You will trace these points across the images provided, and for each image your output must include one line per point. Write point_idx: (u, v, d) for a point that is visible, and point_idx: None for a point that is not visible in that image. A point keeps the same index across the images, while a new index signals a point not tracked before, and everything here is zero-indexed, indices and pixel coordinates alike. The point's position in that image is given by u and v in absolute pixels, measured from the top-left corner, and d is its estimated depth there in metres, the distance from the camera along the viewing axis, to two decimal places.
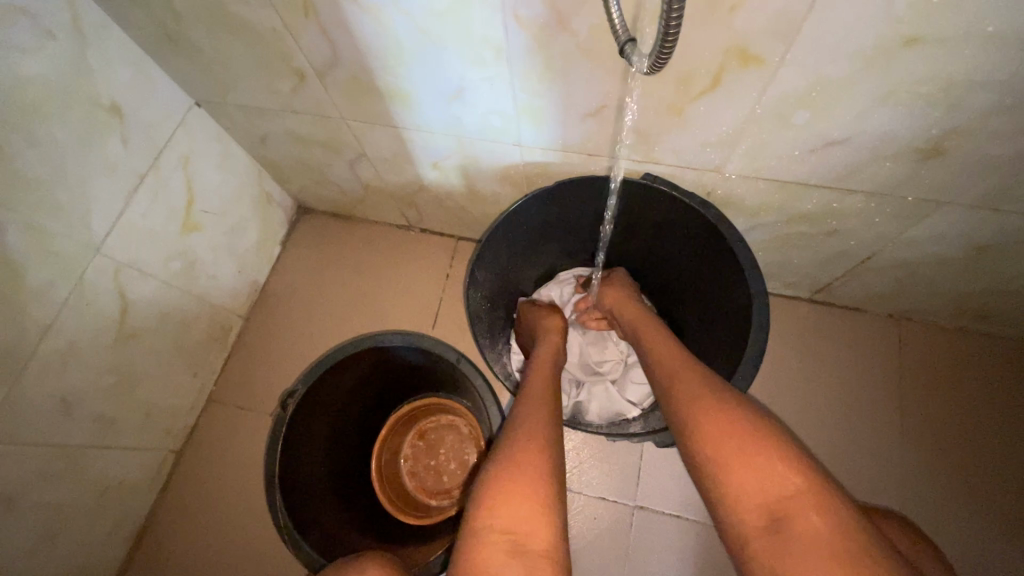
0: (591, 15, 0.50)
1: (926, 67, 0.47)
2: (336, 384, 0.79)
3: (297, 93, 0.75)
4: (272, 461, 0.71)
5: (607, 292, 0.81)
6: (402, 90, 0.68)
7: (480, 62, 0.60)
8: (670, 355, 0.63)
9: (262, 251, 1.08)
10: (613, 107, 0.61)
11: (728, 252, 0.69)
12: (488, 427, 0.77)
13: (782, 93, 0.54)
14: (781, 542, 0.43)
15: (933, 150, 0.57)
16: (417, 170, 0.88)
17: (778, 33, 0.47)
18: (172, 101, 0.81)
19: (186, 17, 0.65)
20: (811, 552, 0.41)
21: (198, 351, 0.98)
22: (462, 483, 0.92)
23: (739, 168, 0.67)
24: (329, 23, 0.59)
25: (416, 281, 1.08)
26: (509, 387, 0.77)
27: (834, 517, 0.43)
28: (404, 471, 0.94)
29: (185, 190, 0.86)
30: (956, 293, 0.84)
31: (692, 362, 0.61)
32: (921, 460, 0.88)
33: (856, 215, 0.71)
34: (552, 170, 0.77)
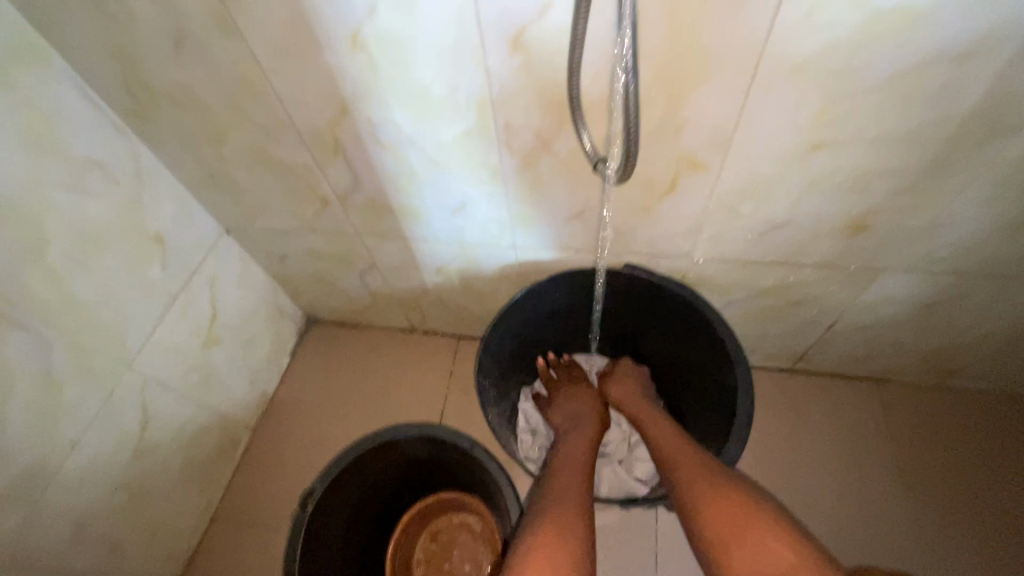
0: (568, 141, 0.63)
1: (834, 164, 0.60)
2: (353, 481, 0.81)
3: (320, 216, 0.87)
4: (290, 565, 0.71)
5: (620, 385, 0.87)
6: (412, 209, 0.80)
7: (480, 183, 0.72)
8: (671, 439, 0.71)
9: (273, 362, 1.13)
10: (592, 210, 0.73)
11: (706, 326, 0.77)
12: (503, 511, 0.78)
13: (727, 190, 0.66)
14: None
15: (859, 227, 0.68)
16: (422, 276, 0.98)
17: (716, 145, 0.60)
18: (206, 230, 0.92)
19: (231, 161, 0.78)
20: None
21: (206, 466, 0.99)
22: None
23: (705, 253, 0.78)
24: (355, 159, 0.73)
25: (421, 380, 1.13)
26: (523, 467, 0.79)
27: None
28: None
29: (210, 308, 0.93)
30: (920, 351, 0.92)
31: (694, 445, 0.68)
32: (928, 521, 0.90)
33: (812, 286, 0.81)
34: (545, 266, 0.87)
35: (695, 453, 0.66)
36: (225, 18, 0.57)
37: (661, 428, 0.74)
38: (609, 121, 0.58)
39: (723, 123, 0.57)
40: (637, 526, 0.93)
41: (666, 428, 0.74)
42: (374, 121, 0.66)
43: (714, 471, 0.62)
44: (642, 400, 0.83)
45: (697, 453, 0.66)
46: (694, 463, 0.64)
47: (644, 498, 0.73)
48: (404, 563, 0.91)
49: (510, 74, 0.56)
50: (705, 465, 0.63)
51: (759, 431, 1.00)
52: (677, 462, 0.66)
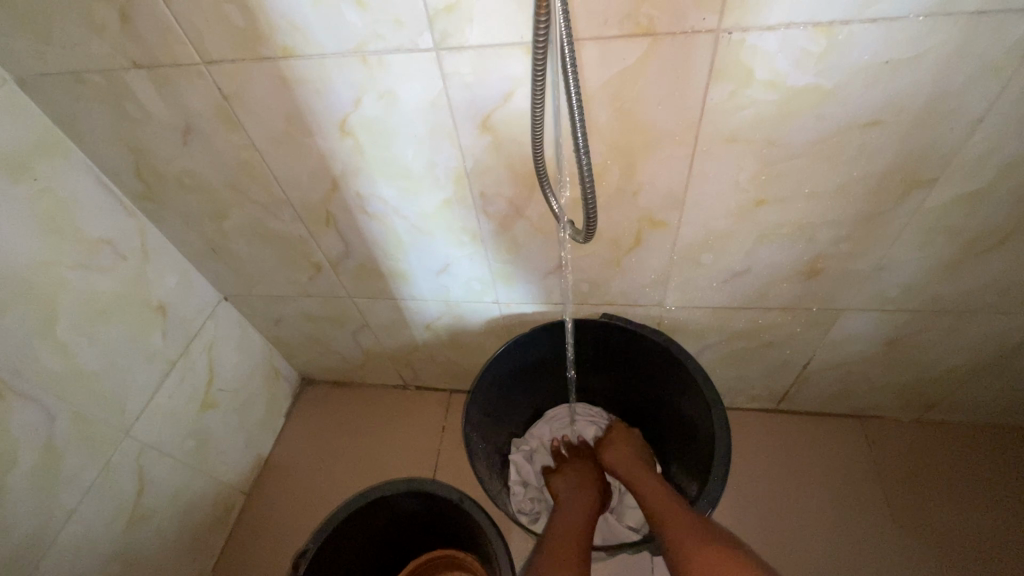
0: (538, 205, 0.69)
1: (779, 218, 0.67)
2: (345, 542, 0.81)
3: (314, 281, 0.92)
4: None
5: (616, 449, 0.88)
6: (400, 271, 0.86)
7: (461, 245, 0.78)
8: (660, 497, 0.71)
9: (268, 424, 1.15)
10: (566, 265, 0.78)
11: (681, 369, 0.81)
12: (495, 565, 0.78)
13: (687, 243, 0.72)
14: None
15: (812, 271, 0.74)
16: (412, 333, 1.02)
17: (671, 206, 0.67)
18: (206, 298, 0.96)
19: (231, 234, 0.84)
20: None
21: (200, 533, 0.98)
22: None
23: (675, 300, 0.83)
24: (345, 228, 0.79)
25: (414, 436, 1.15)
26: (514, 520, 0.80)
27: None
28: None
29: (206, 372, 0.97)
30: (894, 386, 0.96)
31: (678, 500, 0.70)
32: (921, 555, 0.90)
33: (780, 328, 0.86)
34: (528, 319, 0.92)
35: (683, 511, 0.68)
36: (229, 113, 0.65)
37: (650, 485, 0.76)
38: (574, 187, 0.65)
39: (674, 186, 0.64)
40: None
41: (656, 486, 0.75)
42: (362, 195, 0.73)
43: (699, 525, 0.64)
44: (634, 459, 0.84)
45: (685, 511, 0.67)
46: (682, 521, 0.65)
47: (629, 542, 0.74)
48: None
49: (482, 151, 0.63)
50: (693, 523, 0.65)
51: (748, 474, 1.02)
52: (666, 520, 0.67)
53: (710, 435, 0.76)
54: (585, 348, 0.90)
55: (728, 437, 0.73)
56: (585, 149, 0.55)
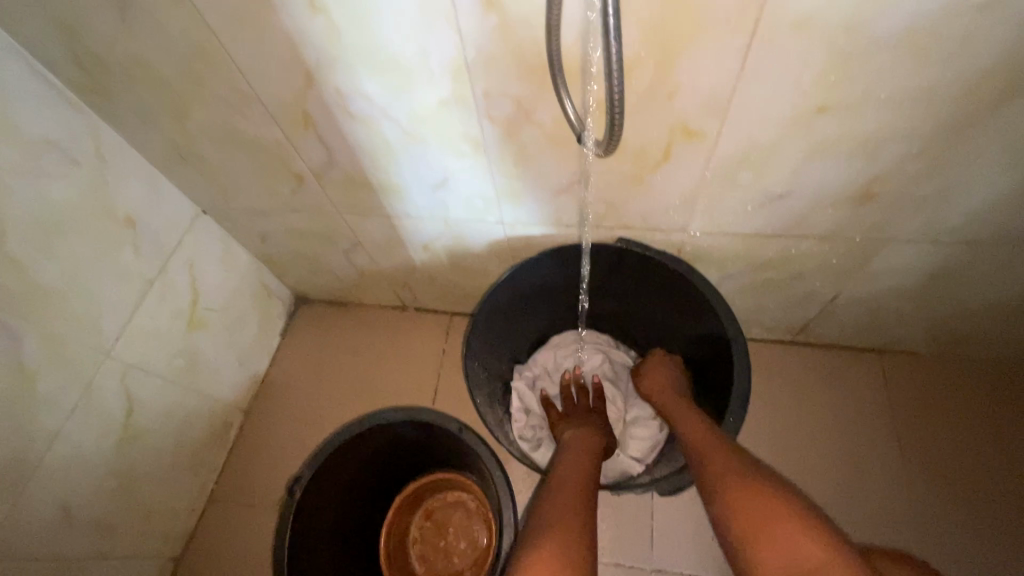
0: (552, 110, 0.58)
1: (838, 130, 0.56)
2: (342, 466, 0.80)
3: (297, 194, 0.82)
4: (279, 548, 0.71)
5: (651, 379, 0.82)
6: (392, 185, 0.76)
7: (461, 155, 0.68)
8: (696, 431, 0.67)
9: (263, 343, 1.12)
10: (581, 183, 0.69)
11: (701, 301, 0.74)
12: (495, 493, 0.77)
13: (723, 159, 0.62)
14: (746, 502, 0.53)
15: (865, 196, 0.64)
16: (409, 253, 0.95)
17: (711, 112, 0.56)
18: (180, 210, 0.88)
19: (198, 138, 0.74)
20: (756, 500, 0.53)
21: (199, 448, 0.98)
22: (473, 563, 0.91)
23: (701, 226, 0.74)
24: (326, 132, 0.68)
25: (414, 358, 1.12)
26: (515, 453, 0.78)
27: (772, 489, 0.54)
28: (414, 556, 0.92)
29: (190, 291, 0.91)
30: (925, 321, 0.89)
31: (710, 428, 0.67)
32: (924, 490, 0.89)
33: (814, 259, 0.78)
34: (534, 242, 0.84)
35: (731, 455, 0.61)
36: None
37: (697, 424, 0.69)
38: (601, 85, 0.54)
39: (717, 87, 0.53)
40: (633, 503, 0.92)
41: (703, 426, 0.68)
42: (344, 92, 0.61)
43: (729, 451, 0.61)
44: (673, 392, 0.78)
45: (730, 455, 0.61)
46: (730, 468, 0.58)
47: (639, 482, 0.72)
48: (399, 542, 0.92)
49: (485, 37, 0.51)
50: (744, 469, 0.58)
51: (757, 406, 0.99)
52: (704, 456, 0.62)
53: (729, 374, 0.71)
54: (597, 274, 0.83)
55: (747, 379, 0.68)
56: (616, 33, 0.43)
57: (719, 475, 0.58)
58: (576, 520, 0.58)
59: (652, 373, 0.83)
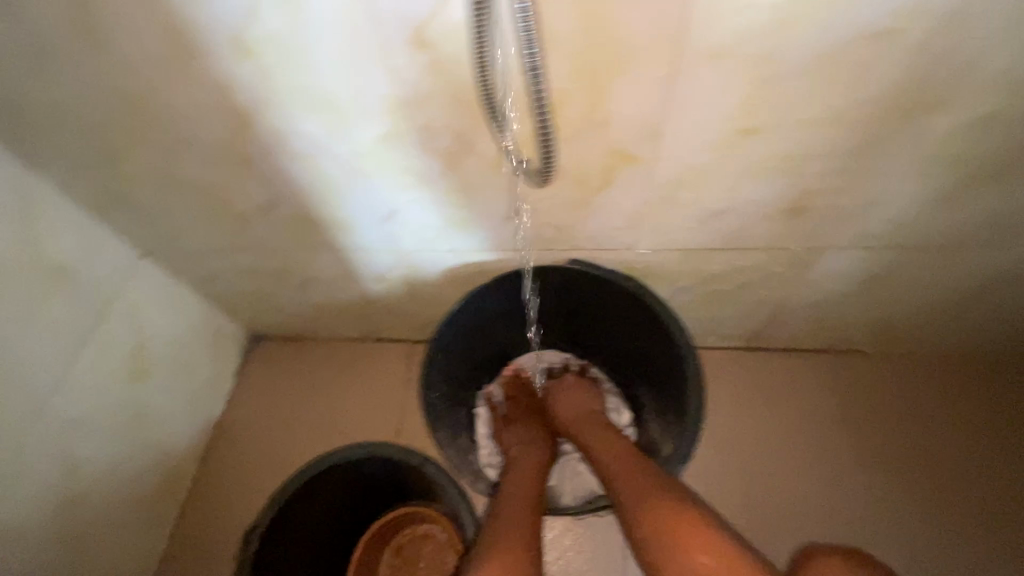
0: (493, 141, 0.59)
1: (765, 149, 0.58)
2: (302, 509, 0.78)
3: (243, 233, 0.81)
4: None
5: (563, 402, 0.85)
6: (340, 220, 0.75)
7: (406, 188, 0.68)
8: (615, 451, 0.71)
9: (216, 386, 1.07)
10: (529, 209, 0.70)
11: (654, 318, 0.76)
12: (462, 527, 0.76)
13: (662, 181, 0.64)
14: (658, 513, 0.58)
15: (797, 209, 0.67)
16: (364, 285, 0.93)
17: (646, 138, 0.58)
18: (119, 255, 0.84)
19: (133, 181, 0.71)
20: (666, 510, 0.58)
21: (150, 504, 0.93)
22: None
23: (649, 244, 0.76)
24: (267, 171, 0.67)
25: (377, 391, 1.09)
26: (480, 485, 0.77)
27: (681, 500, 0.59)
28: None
29: (133, 339, 0.87)
30: (866, 321, 0.93)
31: (627, 448, 0.71)
32: (876, 483, 0.93)
33: (758, 269, 0.81)
34: (489, 268, 0.84)
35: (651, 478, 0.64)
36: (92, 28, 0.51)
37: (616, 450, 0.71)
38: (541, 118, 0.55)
39: (648, 115, 0.55)
40: (605, 522, 0.92)
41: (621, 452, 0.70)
42: (282, 131, 0.60)
43: (644, 468, 0.66)
44: (584, 413, 0.82)
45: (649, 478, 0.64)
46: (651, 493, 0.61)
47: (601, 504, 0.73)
48: None
49: (421, 76, 0.52)
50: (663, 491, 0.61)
51: (718, 414, 1.01)
52: (622, 474, 0.66)
53: (684, 389, 0.73)
54: (553, 297, 0.84)
55: (701, 393, 0.70)
56: None
57: (635, 490, 0.62)
58: (518, 546, 0.58)
59: (565, 397, 0.85)
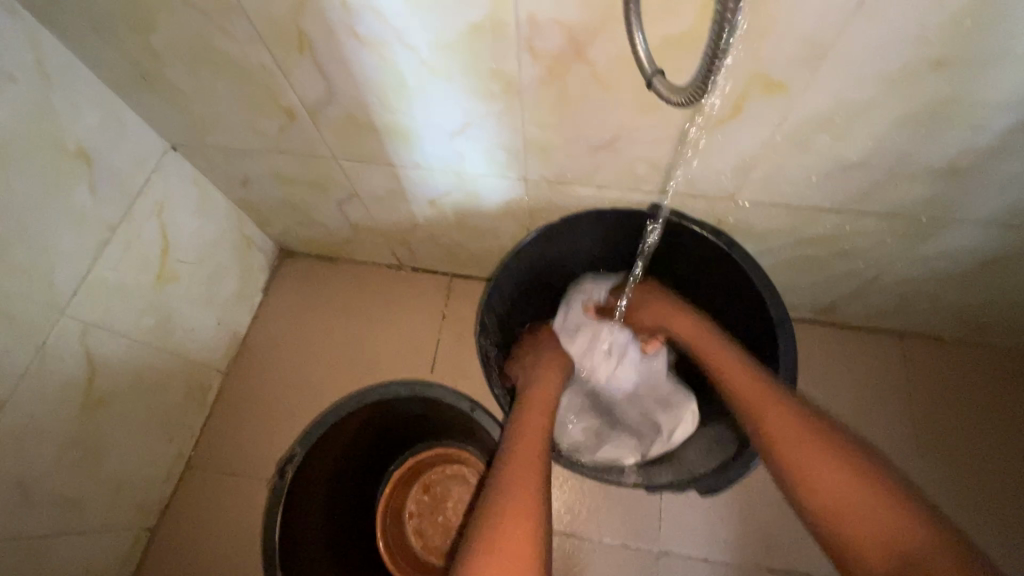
0: (610, 44, 0.48)
1: (949, 89, 0.47)
2: (337, 441, 0.74)
3: (286, 133, 0.70)
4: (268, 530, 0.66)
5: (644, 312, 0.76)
6: (401, 128, 0.65)
7: (487, 97, 0.57)
8: (750, 391, 0.59)
9: (243, 299, 1.01)
10: (625, 138, 0.59)
11: (742, 278, 0.67)
12: None
13: (800, 118, 0.53)
14: (843, 487, 0.49)
15: (950, 170, 0.56)
16: (412, 208, 0.84)
17: (804, 60, 0.46)
18: (146, 145, 0.75)
19: (166, 56, 0.61)
20: (843, 481, 0.50)
21: (175, 413, 0.90)
22: None
23: (751, 195, 0.65)
24: (324, 58, 0.56)
25: (412, 321, 1.04)
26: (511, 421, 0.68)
27: (858, 465, 0.51)
28: (409, 530, 0.88)
29: (159, 241, 0.79)
30: (960, 307, 0.84)
31: (769, 385, 0.59)
32: (936, 477, 0.88)
33: (865, 237, 0.71)
34: (558, 203, 0.74)
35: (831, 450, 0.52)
36: None
37: (756, 391, 0.59)
38: (691, 16, 0.43)
39: (817, 27, 0.43)
40: None
41: (766, 396, 0.58)
42: (350, 6, 0.49)
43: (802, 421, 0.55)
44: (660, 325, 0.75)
45: (830, 447, 0.52)
46: (831, 477, 0.50)
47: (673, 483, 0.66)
48: (396, 519, 0.87)
49: None
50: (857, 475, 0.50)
51: None
52: (774, 429, 0.56)
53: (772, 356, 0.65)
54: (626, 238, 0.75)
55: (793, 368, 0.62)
56: None
57: (802, 456, 0.53)
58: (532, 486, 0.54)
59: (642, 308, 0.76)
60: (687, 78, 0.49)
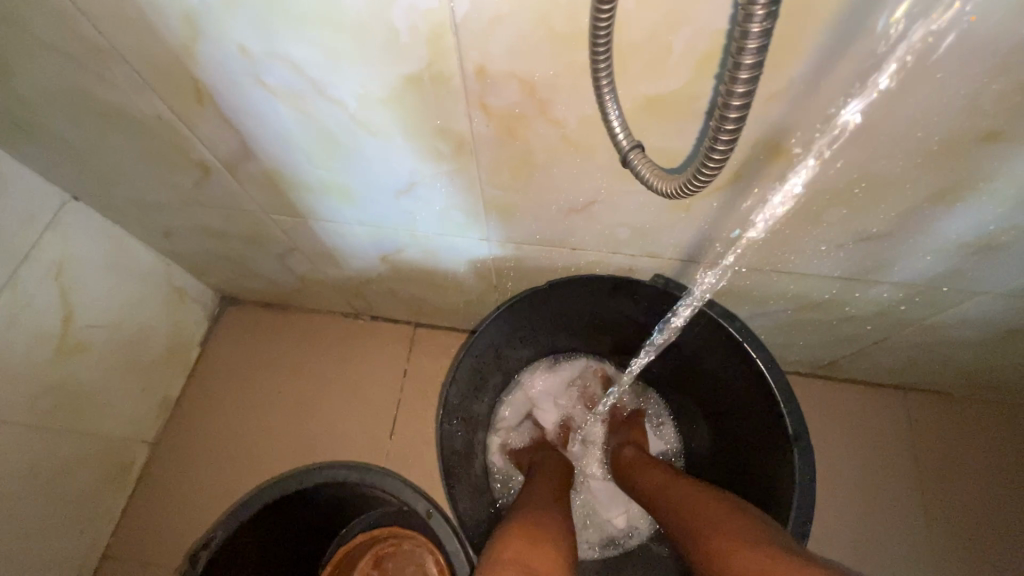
0: (581, 104, 0.38)
1: (997, 163, 0.38)
2: (269, 521, 0.64)
3: (202, 186, 0.59)
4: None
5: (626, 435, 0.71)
6: (334, 184, 0.54)
7: (433, 157, 0.47)
8: (672, 487, 0.55)
9: (175, 357, 0.89)
10: (603, 203, 0.50)
11: (755, 378, 0.56)
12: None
13: (813, 187, 0.43)
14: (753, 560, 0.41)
15: (985, 244, 0.48)
16: (362, 263, 0.74)
17: (823, 129, 0.37)
18: (36, 199, 0.63)
19: (38, 103, 0.49)
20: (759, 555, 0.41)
21: (87, 498, 0.77)
22: None
23: (749, 262, 0.56)
24: (229, 109, 0.45)
25: (369, 378, 0.92)
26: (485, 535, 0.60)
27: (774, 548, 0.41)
28: None
29: (59, 309, 0.67)
30: (974, 369, 0.76)
31: (695, 489, 0.53)
32: (948, 551, 0.80)
33: (875, 304, 0.62)
34: (527, 265, 0.65)
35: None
36: None
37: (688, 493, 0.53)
38: (683, 78, 0.34)
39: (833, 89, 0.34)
40: None
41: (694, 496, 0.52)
42: (251, 53, 0.38)
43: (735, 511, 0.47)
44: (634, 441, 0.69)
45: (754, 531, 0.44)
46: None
47: None
48: None
49: None
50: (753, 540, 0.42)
51: None
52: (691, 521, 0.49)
53: (784, 481, 0.53)
54: (621, 309, 0.63)
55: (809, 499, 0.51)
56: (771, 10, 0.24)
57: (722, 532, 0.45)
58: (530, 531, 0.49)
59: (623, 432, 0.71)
60: (690, 150, 0.40)
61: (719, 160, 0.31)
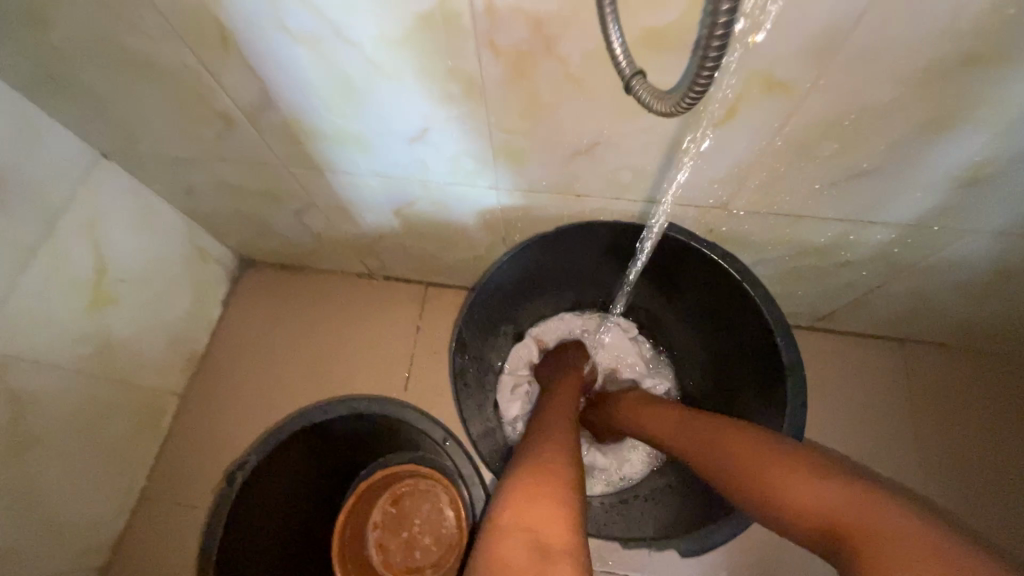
0: (584, 38, 0.41)
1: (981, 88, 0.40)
2: (297, 451, 0.69)
3: (225, 139, 0.63)
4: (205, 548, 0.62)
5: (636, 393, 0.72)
6: (350, 133, 0.57)
7: (445, 100, 0.50)
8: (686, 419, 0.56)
9: (199, 314, 0.93)
10: (606, 144, 0.52)
11: (753, 316, 0.59)
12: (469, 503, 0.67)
13: (807, 120, 0.46)
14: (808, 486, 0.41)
15: (972, 177, 0.50)
16: (376, 218, 0.77)
17: (812, 57, 0.39)
18: (68, 155, 0.67)
19: (72, 56, 0.53)
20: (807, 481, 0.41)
21: (122, 443, 0.82)
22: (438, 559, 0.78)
23: (748, 204, 0.59)
24: (253, 54, 0.48)
25: (383, 335, 0.96)
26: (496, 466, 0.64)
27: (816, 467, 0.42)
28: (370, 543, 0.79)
29: (92, 261, 0.71)
30: (970, 316, 0.78)
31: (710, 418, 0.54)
32: (943, 492, 0.83)
33: (871, 247, 0.64)
34: (535, 213, 0.67)
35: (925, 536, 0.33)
36: None
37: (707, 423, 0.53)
38: (678, 9, 0.36)
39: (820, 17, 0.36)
40: None
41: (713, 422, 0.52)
42: None
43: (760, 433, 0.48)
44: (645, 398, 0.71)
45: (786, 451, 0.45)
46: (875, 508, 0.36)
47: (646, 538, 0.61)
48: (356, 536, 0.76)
49: None
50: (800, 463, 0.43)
51: None
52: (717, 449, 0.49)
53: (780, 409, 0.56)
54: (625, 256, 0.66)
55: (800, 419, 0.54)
56: None
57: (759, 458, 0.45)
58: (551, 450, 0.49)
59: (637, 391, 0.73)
60: (675, 80, 0.42)
61: (705, 82, 0.35)
